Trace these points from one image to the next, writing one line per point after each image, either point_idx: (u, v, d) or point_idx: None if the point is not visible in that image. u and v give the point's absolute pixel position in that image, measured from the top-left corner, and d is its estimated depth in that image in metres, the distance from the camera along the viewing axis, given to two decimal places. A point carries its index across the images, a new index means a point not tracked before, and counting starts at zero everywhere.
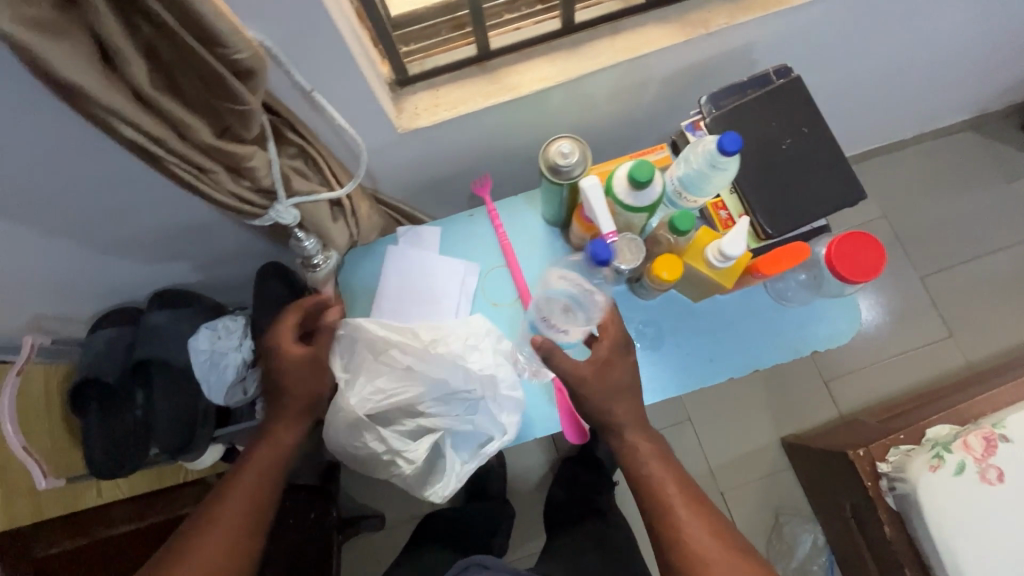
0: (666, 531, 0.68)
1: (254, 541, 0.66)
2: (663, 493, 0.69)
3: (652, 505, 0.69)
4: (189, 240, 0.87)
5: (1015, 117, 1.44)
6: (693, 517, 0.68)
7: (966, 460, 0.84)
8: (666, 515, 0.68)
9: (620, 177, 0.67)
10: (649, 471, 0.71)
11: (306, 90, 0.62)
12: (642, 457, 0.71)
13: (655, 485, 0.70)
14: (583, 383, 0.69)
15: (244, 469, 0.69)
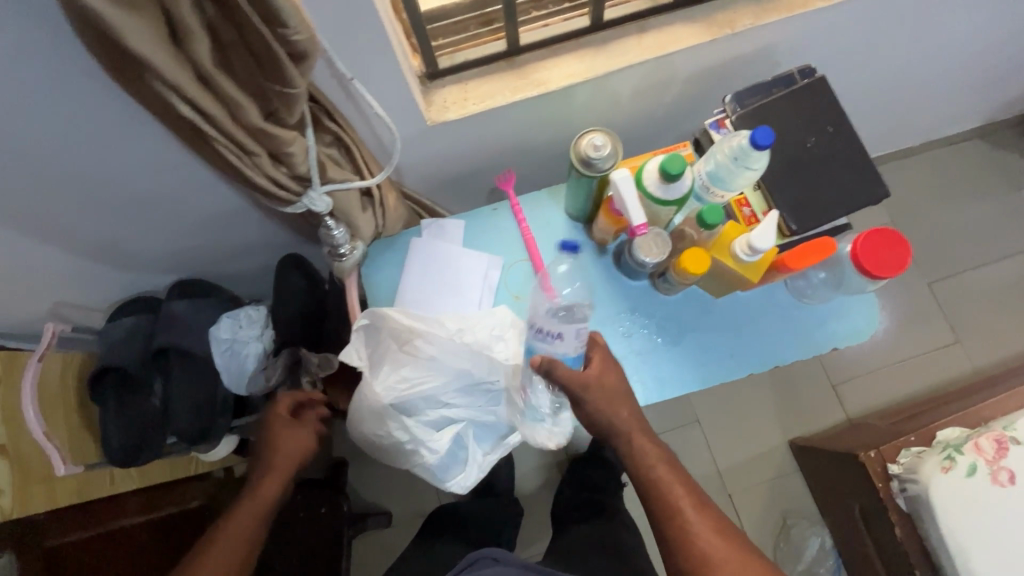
0: (676, 531, 0.69)
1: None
2: (669, 496, 0.71)
3: (661, 507, 0.71)
4: (222, 227, 0.91)
5: (1015, 131, 1.63)
6: (698, 518, 0.69)
7: (977, 462, 1.02)
8: (674, 515, 0.70)
9: (651, 170, 0.65)
10: (656, 473, 0.72)
11: (344, 77, 0.61)
12: (648, 459, 0.72)
13: (663, 486, 0.71)
14: (591, 388, 0.70)
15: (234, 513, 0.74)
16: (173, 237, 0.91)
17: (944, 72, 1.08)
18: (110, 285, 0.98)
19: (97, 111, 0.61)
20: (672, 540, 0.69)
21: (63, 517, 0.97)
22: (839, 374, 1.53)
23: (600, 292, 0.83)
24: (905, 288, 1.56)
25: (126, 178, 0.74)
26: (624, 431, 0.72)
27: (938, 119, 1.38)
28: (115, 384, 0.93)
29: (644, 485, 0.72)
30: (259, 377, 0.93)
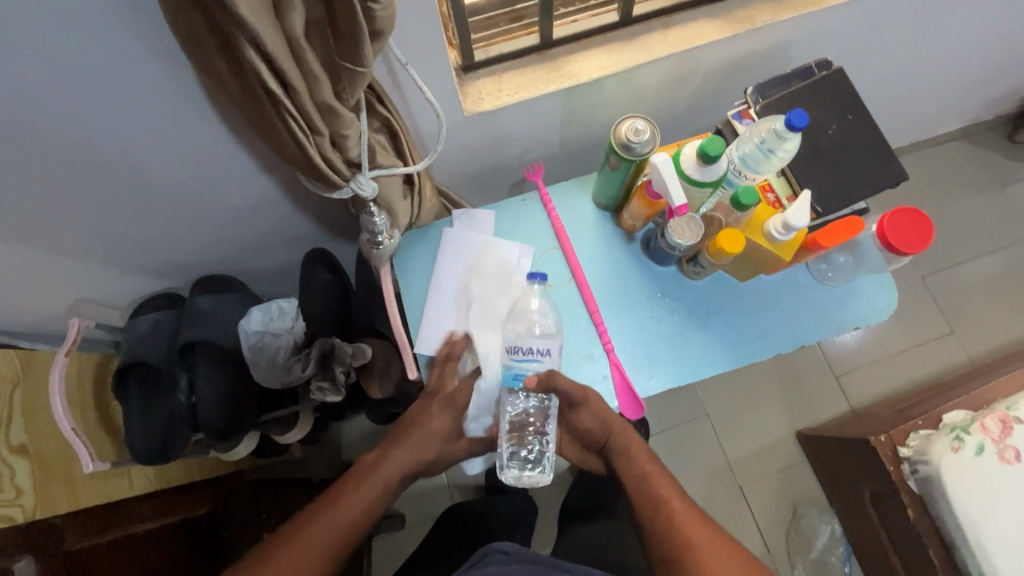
0: (663, 519, 0.72)
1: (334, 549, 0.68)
2: (655, 487, 0.75)
3: (649, 497, 0.75)
4: (251, 222, 0.92)
5: (998, 131, 1.71)
6: (683, 507, 0.73)
7: (984, 441, 1.06)
8: (658, 504, 0.74)
9: (688, 154, 0.70)
10: (643, 468, 0.78)
11: (395, 62, 0.63)
12: (636, 456, 0.78)
13: (653, 484, 0.76)
14: (588, 400, 0.76)
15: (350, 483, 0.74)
16: (201, 233, 0.90)
17: (938, 69, 1.14)
18: (131, 283, 0.97)
19: (151, 99, 0.61)
20: (660, 530, 0.72)
21: (78, 522, 0.90)
22: (841, 365, 1.58)
23: (629, 278, 0.85)
24: (901, 282, 1.62)
25: (166, 170, 0.73)
26: (617, 432, 0.79)
27: (929, 118, 1.44)
28: (138, 382, 0.92)
29: (633, 478, 0.77)
30: (292, 368, 0.91)
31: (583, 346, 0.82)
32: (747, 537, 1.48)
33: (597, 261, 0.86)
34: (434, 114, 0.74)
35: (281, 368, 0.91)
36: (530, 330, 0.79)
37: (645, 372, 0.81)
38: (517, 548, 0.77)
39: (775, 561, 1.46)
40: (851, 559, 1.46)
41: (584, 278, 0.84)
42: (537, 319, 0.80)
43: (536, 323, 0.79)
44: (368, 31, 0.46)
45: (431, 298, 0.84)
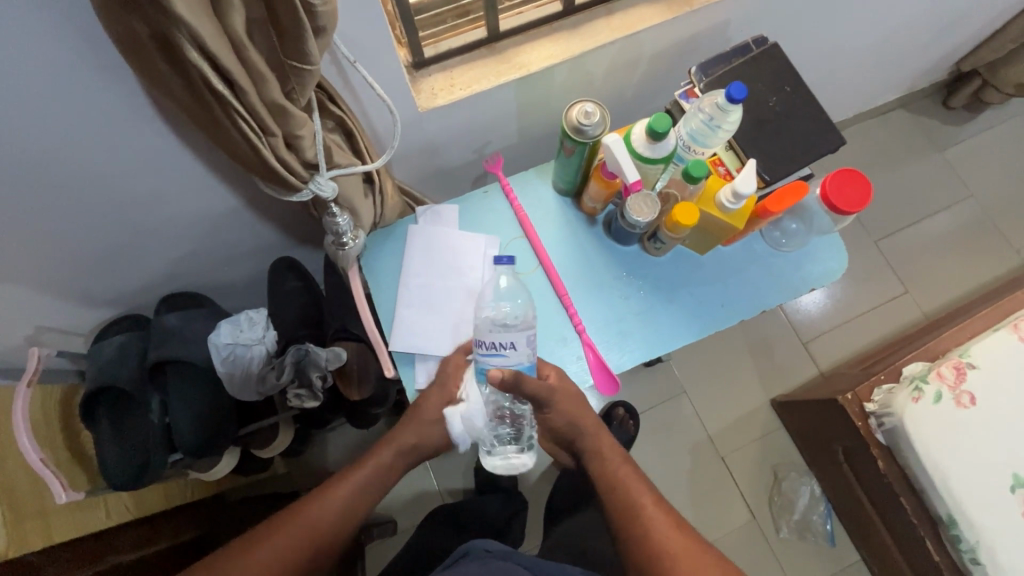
0: (635, 523, 0.71)
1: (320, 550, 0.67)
2: (631, 492, 0.74)
3: (622, 501, 0.73)
4: (213, 236, 0.90)
5: (935, 97, 1.81)
6: (659, 516, 0.71)
7: (941, 389, 1.11)
8: (633, 510, 0.72)
9: (638, 132, 0.71)
10: (617, 471, 0.76)
11: (343, 60, 0.64)
12: (609, 458, 0.78)
13: (624, 484, 0.75)
14: (551, 393, 0.76)
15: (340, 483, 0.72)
16: (165, 249, 0.89)
17: (871, 40, 1.20)
18: (94, 307, 0.94)
19: (98, 113, 0.60)
20: (635, 534, 0.70)
21: (55, 558, 0.86)
22: (807, 332, 1.64)
23: (595, 260, 0.87)
24: (857, 246, 1.69)
25: (120, 188, 0.72)
26: (588, 431, 0.79)
27: (867, 88, 1.52)
28: (108, 407, 0.89)
29: (610, 481, 0.75)
30: (266, 377, 0.89)
31: (555, 329, 0.84)
32: (733, 506, 1.53)
33: (565, 245, 0.88)
34: (389, 112, 0.75)
35: (256, 379, 0.89)
36: (501, 315, 0.80)
37: (618, 349, 0.84)
38: (501, 547, 0.76)
39: (760, 526, 1.51)
40: (832, 518, 1.52)
41: (550, 263, 0.86)
42: (507, 301, 0.81)
43: (506, 304, 0.81)
44: (308, 25, 0.47)
45: (404, 296, 0.84)
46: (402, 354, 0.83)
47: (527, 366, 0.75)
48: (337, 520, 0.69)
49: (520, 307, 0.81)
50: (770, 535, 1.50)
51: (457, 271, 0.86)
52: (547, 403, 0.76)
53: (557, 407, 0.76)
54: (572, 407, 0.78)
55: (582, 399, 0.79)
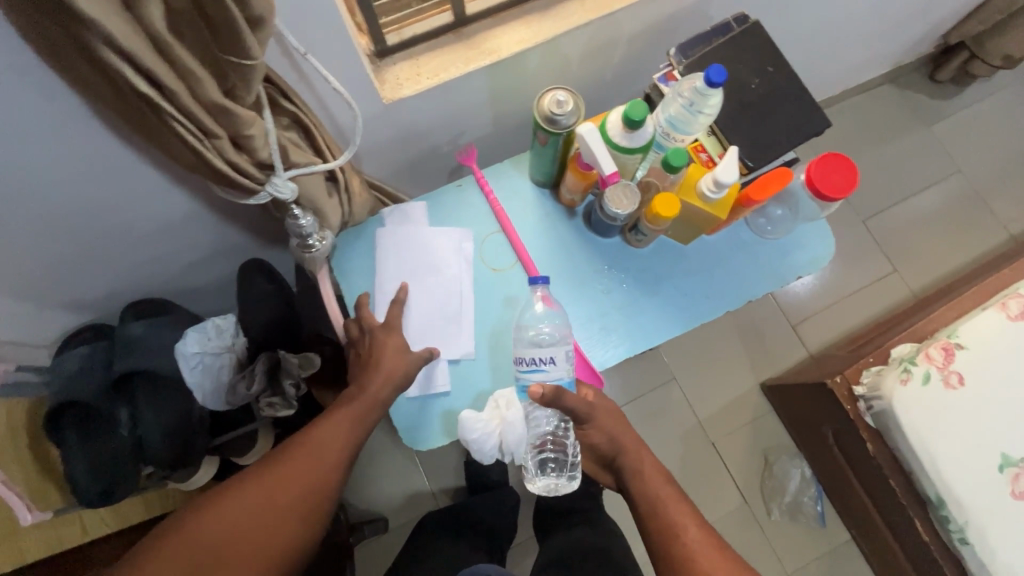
0: (671, 542, 0.70)
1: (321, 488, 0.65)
2: (669, 512, 0.72)
3: (657, 519, 0.72)
4: (174, 240, 0.86)
5: (923, 71, 1.77)
6: (701, 537, 0.70)
7: (929, 370, 1.10)
8: (672, 532, 0.71)
9: (614, 120, 0.66)
10: (657, 491, 0.75)
11: (294, 52, 0.59)
12: (650, 479, 0.75)
13: (663, 508, 0.73)
14: (594, 408, 0.75)
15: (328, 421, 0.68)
16: (124, 255, 0.84)
17: (857, 13, 1.17)
18: (53, 318, 0.90)
19: (25, 116, 0.55)
20: (669, 555, 0.69)
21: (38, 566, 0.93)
22: (796, 314, 1.62)
23: (575, 253, 0.84)
24: (845, 226, 1.68)
25: (65, 195, 0.67)
26: (627, 448, 0.77)
27: (851, 64, 1.49)
28: (75, 423, 0.84)
29: (649, 499, 0.74)
30: (236, 387, 0.86)
31: None
32: (724, 491, 1.53)
33: (545, 239, 0.85)
34: (350, 107, 0.71)
35: (229, 386, 0.86)
36: (538, 334, 0.76)
37: (601, 346, 0.81)
38: (497, 568, 0.99)
39: (752, 508, 1.51)
40: (823, 499, 1.53)
41: (528, 259, 0.83)
42: (546, 323, 0.77)
43: (545, 325, 0.77)
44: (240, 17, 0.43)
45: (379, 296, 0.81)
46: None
47: (567, 381, 0.74)
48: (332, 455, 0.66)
49: (560, 326, 0.77)
50: (762, 518, 1.50)
51: (432, 269, 0.82)
52: (586, 419, 0.75)
53: (597, 422, 0.76)
54: (611, 422, 0.78)
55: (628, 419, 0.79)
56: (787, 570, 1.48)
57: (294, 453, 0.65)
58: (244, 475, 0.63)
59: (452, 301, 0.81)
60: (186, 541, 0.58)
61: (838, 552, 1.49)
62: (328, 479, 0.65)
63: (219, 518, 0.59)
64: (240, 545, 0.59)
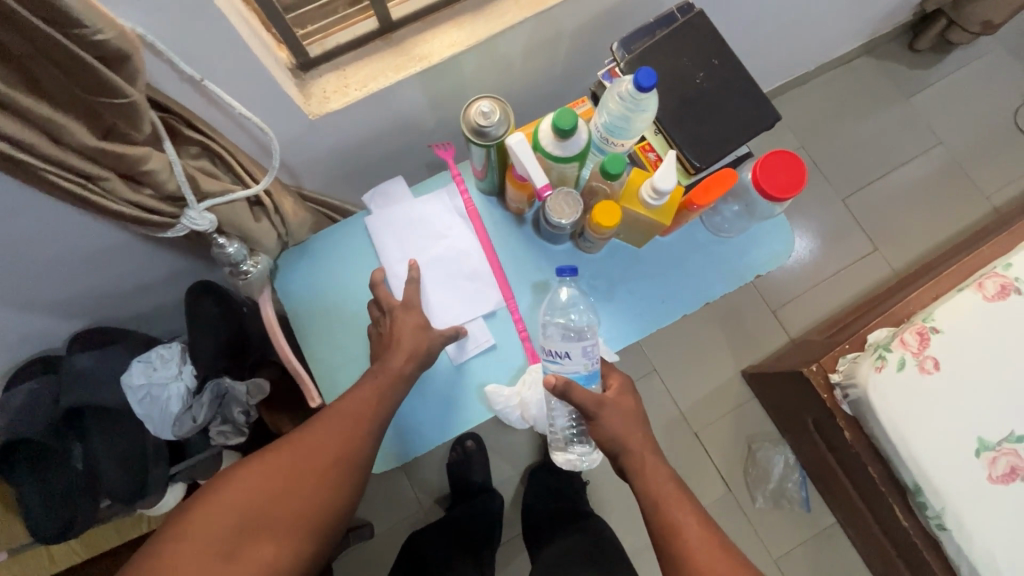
0: (673, 543, 0.67)
1: (340, 470, 0.64)
2: (672, 513, 0.69)
3: (662, 519, 0.68)
4: (112, 268, 0.83)
5: (902, 40, 1.72)
6: (704, 537, 0.67)
7: (904, 357, 1.08)
8: (676, 531, 0.67)
9: (545, 130, 0.62)
10: (662, 492, 0.70)
11: (196, 80, 0.56)
12: (653, 479, 0.71)
13: (667, 512, 0.69)
14: (602, 405, 0.71)
15: (348, 400, 0.67)
16: (64, 286, 0.81)
17: None
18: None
19: None
20: (671, 558, 0.67)
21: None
22: (776, 299, 1.60)
23: (523, 262, 0.82)
24: (824, 207, 1.65)
25: None
26: (634, 450, 0.72)
27: (820, 38, 1.45)
28: (25, 460, 0.83)
29: (652, 501, 0.70)
30: (184, 419, 0.84)
31: (496, 334, 0.80)
32: (708, 481, 1.53)
33: (502, 243, 0.82)
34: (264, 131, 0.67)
35: (179, 416, 0.84)
36: (567, 322, 0.76)
37: None
38: None
39: (735, 496, 1.51)
40: (806, 483, 1.52)
41: (495, 262, 0.81)
42: (572, 309, 0.77)
43: (573, 313, 0.77)
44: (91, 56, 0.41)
45: (386, 270, 0.80)
46: (347, 364, 0.78)
47: (582, 376, 0.73)
48: (351, 438, 0.65)
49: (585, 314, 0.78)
50: (746, 506, 1.50)
51: (436, 236, 0.82)
52: (592, 416, 0.71)
53: (600, 423, 0.71)
54: (617, 422, 0.72)
55: (633, 415, 0.74)
56: (773, 556, 1.48)
57: (312, 432, 0.65)
58: (277, 441, 0.65)
59: (464, 259, 0.81)
60: (211, 505, 0.59)
61: (823, 535, 1.49)
62: (354, 448, 0.65)
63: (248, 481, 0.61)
64: (257, 517, 0.59)
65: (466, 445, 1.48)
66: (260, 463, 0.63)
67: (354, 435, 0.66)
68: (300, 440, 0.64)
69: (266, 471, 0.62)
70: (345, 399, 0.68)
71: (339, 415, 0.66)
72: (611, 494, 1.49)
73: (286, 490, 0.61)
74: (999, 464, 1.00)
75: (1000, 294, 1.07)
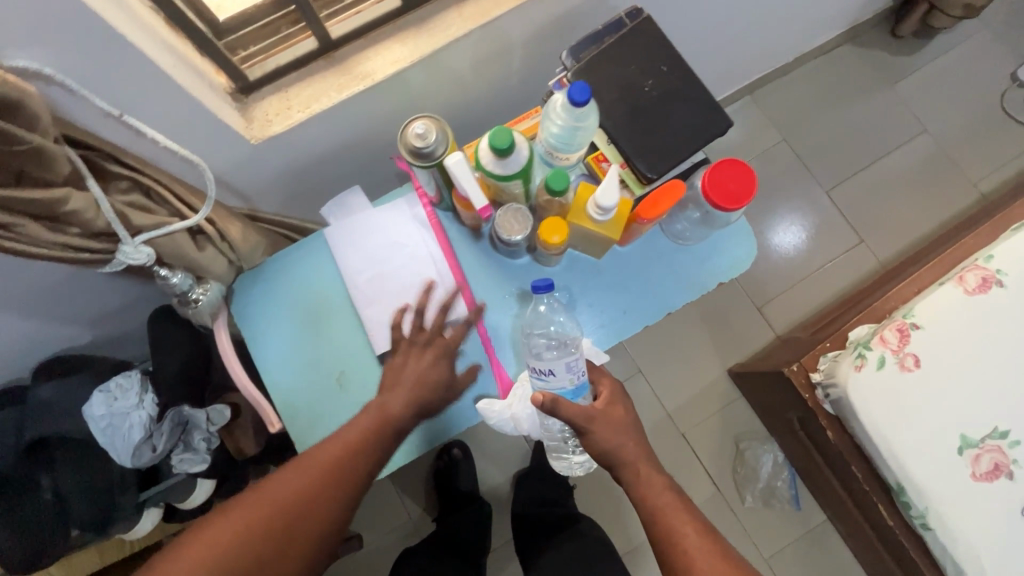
0: (673, 553, 0.68)
1: (326, 518, 0.63)
2: (670, 521, 0.70)
3: (659, 529, 0.70)
4: (68, 298, 0.82)
5: (884, 26, 1.68)
6: (700, 543, 0.68)
7: (884, 354, 1.03)
8: (673, 540, 0.68)
9: (483, 148, 0.61)
10: (660, 501, 0.71)
11: (115, 115, 0.57)
12: (651, 487, 0.72)
13: (667, 520, 0.70)
14: (593, 420, 0.72)
15: (343, 443, 0.66)
16: (20, 319, 0.81)
17: None
18: None
19: None
20: (672, 567, 0.68)
21: None
22: (761, 296, 1.58)
23: (482, 276, 0.81)
24: (809, 200, 1.62)
25: None
26: (629, 460, 0.73)
27: (797, 28, 1.42)
28: None
29: (647, 510, 0.71)
30: (142, 448, 0.84)
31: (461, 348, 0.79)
32: (697, 482, 1.51)
33: (465, 251, 0.81)
34: (193, 163, 0.67)
35: (138, 445, 0.84)
36: (549, 333, 0.76)
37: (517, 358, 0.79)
38: None
39: (724, 496, 1.50)
40: (796, 481, 1.51)
41: (458, 271, 0.79)
42: (551, 320, 0.77)
43: (553, 325, 0.76)
44: None
45: (347, 282, 0.79)
46: (309, 386, 0.78)
47: (568, 391, 0.71)
48: (342, 485, 0.64)
49: (567, 325, 0.78)
50: (736, 505, 1.49)
51: (396, 246, 0.80)
52: (583, 430, 0.73)
53: (591, 436, 0.72)
54: (609, 434, 0.73)
55: (625, 425, 0.74)
56: (764, 554, 1.47)
57: (303, 475, 0.63)
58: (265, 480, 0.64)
59: (425, 268, 0.80)
60: (193, 548, 0.58)
61: (815, 533, 1.48)
62: (345, 494, 0.64)
63: (234, 525, 0.60)
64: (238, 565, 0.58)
65: (453, 453, 1.48)
66: (246, 508, 0.61)
67: (346, 480, 0.64)
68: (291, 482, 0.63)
69: (253, 514, 0.60)
70: (340, 440, 0.66)
71: (313, 463, 0.64)
72: (601, 498, 1.48)
73: (271, 537, 0.60)
74: (983, 461, 0.97)
75: (981, 287, 1.04)
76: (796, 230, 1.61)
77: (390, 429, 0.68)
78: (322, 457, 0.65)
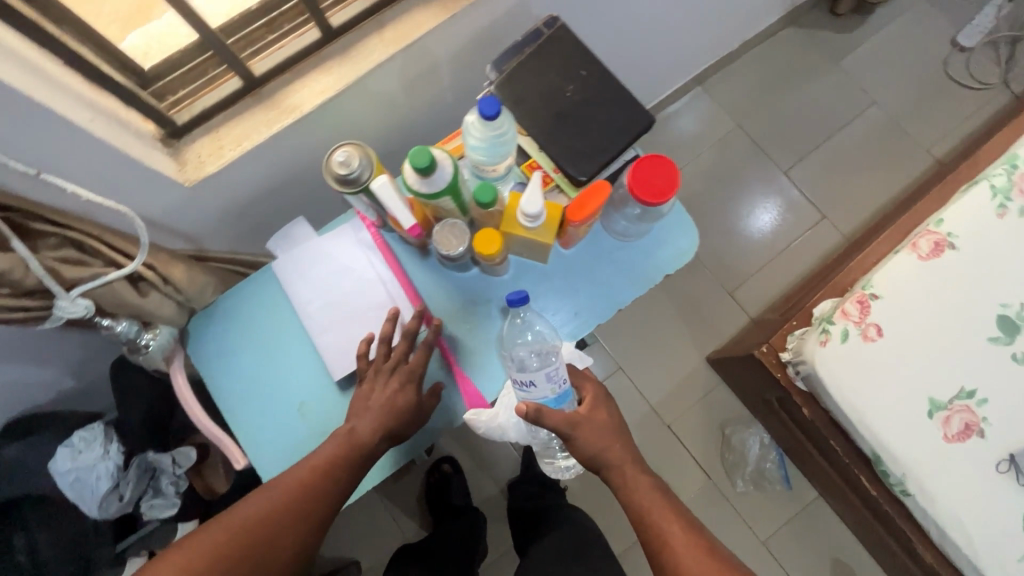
0: (659, 549, 0.69)
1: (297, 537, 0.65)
2: (659, 520, 0.70)
3: (648, 529, 0.70)
4: (23, 356, 0.82)
5: (823, 6, 1.72)
6: (688, 541, 0.68)
7: (847, 327, 1.02)
8: (662, 541, 0.69)
9: (407, 170, 0.63)
10: (646, 503, 0.72)
11: (33, 173, 0.58)
12: (636, 488, 0.72)
13: (655, 521, 0.70)
14: (578, 425, 0.72)
15: (315, 466, 0.67)
16: None
17: None
18: None
19: None
20: (663, 566, 0.68)
21: None
22: (732, 281, 1.60)
23: (433, 293, 0.82)
24: (767, 182, 1.65)
25: None
26: (615, 463, 0.73)
27: (735, 17, 1.44)
28: None
29: (636, 511, 0.72)
30: (111, 497, 0.86)
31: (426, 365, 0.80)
32: (687, 472, 1.52)
33: (415, 270, 0.82)
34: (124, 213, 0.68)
35: (106, 495, 0.86)
36: (529, 343, 0.76)
37: (484, 369, 0.79)
38: None
39: (716, 484, 1.50)
40: (784, 462, 1.52)
41: (409, 289, 0.80)
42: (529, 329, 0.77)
43: (529, 334, 0.77)
44: None
45: (300, 312, 0.79)
46: (272, 418, 0.78)
47: (552, 400, 0.71)
48: (313, 506, 0.66)
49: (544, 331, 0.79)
50: (728, 491, 1.50)
51: (346, 271, 0.81)
52: (568, 437, 0.72)
53: (578, 443, 0.72)
54: (593, 439, 0.73)
55: (610, 427, 0.75)
56: (760, 537, 1.47)
57: (275, 498, 0.65)
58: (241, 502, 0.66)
59: (376, 289, 0.81)
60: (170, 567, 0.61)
61: (808, 511, 1.49)
62: (316, 515, 0.66)
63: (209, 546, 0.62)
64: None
65: (443, 468, 1.49)
66: (220, 529, 0.64)
67: (316, 502, 0.66)
68: (263, 504, 0.65)
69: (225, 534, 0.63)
70: (311, 463, 0.68)
71: (282, 485, 0.66)
72: (594, 498, 1.48)
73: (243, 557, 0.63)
74: (953, 422, 0.95)
75: (934, 252, 1.01)
76: (769, 211, 1.63)
77: (357, 453, 0.69)
78: (294, 479, 0.67)
